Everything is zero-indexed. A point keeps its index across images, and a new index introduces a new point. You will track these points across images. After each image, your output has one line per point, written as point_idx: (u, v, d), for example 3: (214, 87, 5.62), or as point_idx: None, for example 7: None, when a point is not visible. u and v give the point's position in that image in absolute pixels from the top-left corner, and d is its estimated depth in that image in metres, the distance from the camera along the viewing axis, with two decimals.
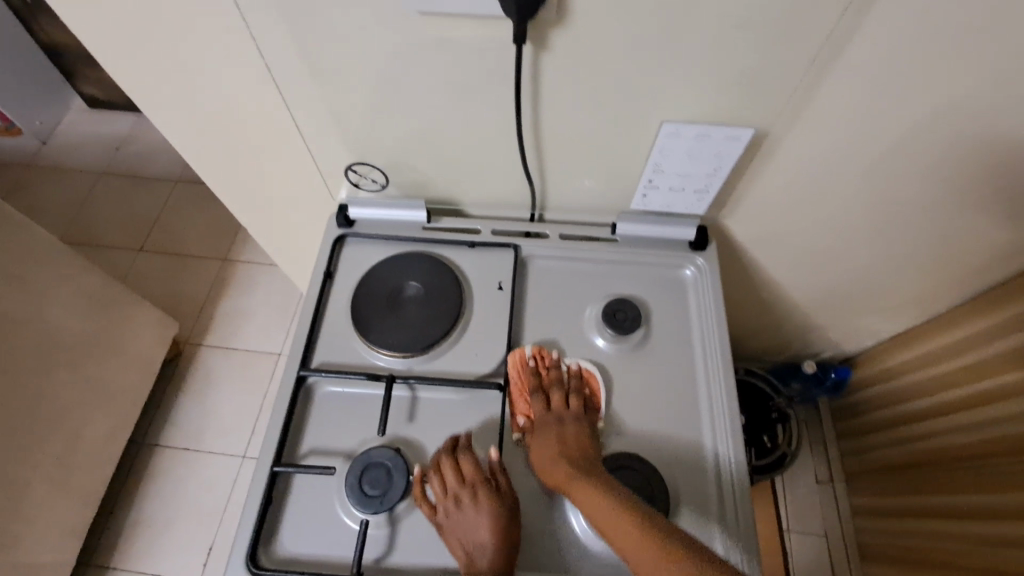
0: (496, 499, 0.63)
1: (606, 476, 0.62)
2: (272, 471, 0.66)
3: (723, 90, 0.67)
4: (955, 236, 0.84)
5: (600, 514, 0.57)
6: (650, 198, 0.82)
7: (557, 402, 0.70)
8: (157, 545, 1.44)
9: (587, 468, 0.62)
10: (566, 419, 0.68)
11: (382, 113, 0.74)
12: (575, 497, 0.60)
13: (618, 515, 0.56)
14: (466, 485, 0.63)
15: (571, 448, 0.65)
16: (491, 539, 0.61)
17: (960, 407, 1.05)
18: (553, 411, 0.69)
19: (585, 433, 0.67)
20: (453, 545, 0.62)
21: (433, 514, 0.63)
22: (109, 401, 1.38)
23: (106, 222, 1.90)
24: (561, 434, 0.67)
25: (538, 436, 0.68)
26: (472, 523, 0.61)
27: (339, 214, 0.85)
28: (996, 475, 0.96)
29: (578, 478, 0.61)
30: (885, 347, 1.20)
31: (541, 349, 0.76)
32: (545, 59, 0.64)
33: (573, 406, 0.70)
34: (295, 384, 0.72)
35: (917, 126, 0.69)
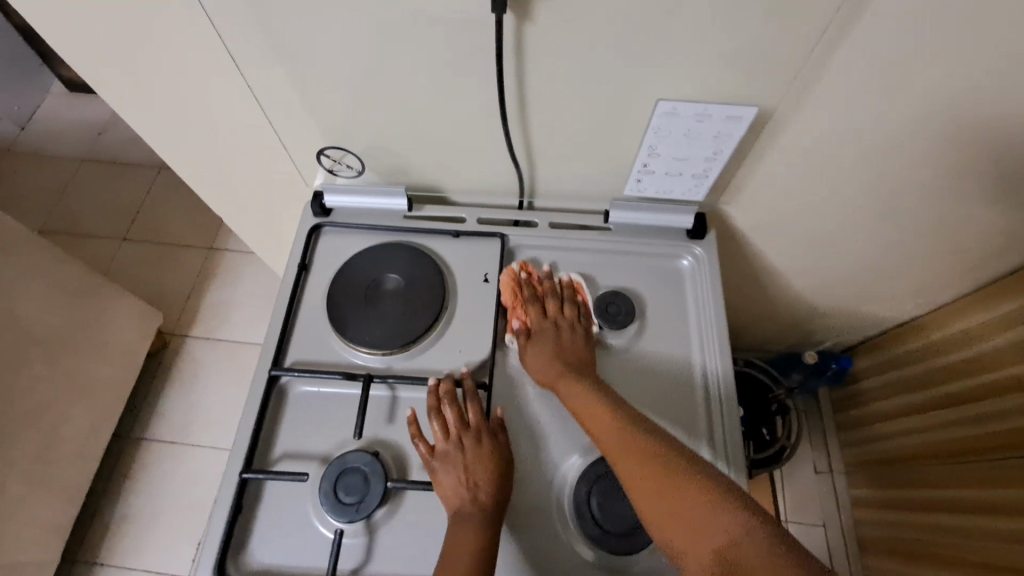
0: (496, 447, 0.63)
1: (595, 377, 0.65)
2: (242, 479, 0.63)
3: (723, 66, 0.62)
4: (965, 224, 0.79)
5: (589, 413, 0.61)
6: (644, 183, 0.77)
7: (553, 310, 0.71)
8: (143, 540, 1.42)
9: (576, 368, 0.65)
10: (562, 323, 0.70)
11: (354, 94, 0.68)
12: (562, 391, 0.64)
13: (597, 405, 0.61)
14: (470, 430, 0.63)
15: (567, 351, 0.67)
16: (487, 483, 0.60)
17: (959, 401, 1.01)
18: (548, 315, 0.71)
19: (578, 336, 0.69)
20: (448, 488, 0.60)
21: (429, 455, 0.62)
22: (88, 395, 1.34)
23: (87, 210, 1.85)
24: (557, 338, 0.68)
25: (533, 336, 0.69)
26: (470, 465, 0.61)
27: (315, 202, 0.80)
28: (1000, 470, 0.93)
29: (568, 375, 0.65)
30: (887, 336, 1.16)
31: (525, 264, 0.76)
32: (528, 31, 0.59)
33: (568, 313, 0.71)
34: (267, 384, 0.68)
35: (930, 107, 0.63)
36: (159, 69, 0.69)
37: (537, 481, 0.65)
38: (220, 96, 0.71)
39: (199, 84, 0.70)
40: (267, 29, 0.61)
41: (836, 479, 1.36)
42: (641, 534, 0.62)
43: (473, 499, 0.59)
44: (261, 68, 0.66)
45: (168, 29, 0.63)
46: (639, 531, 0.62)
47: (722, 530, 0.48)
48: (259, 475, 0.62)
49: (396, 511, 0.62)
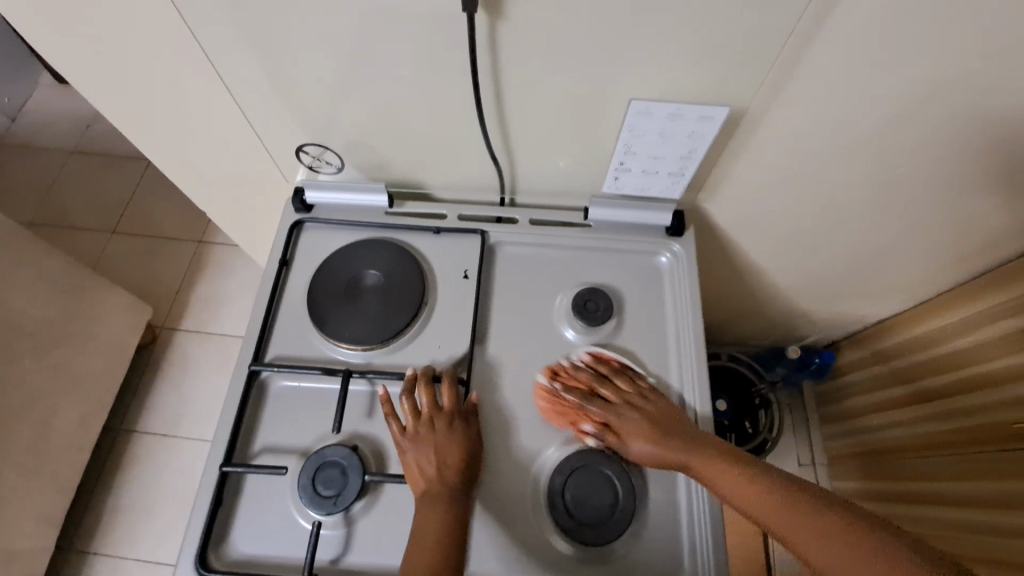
0: (467, 430, 0.64)
1: (717, 443, 0.62)
2: (221, 472, 0.64)
3: (695, 65, 0.63)
4: (942, 221, 0.80)
5: (744, 496, 0.57)
6: (622, 181, 0.78)
7: (614, 394, 0.68)
8: (135, 530, 1.43)
9: (690, 440, 0.62)
10: (631, 402, 0.67)
11: (332, 90, 0.69)
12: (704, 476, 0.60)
13: (746, 486, 0.57)
14: (441, 412, 0.64)
15: (656, 428, 0.64)
16: (456, 462, 0.62)
17: (940, 395, 1.03)
18: (614, 402, 0.67)
19: (660, 406, 0.66)
20: (414, 467, 0.61)
21: (400, 435, 0.64)
22: (79, 387, 1.35)
23: (77, 203, 1.84)
24: (637, 418, 0.65)
25: (617, 425, 0.65)
26: (439, 446, 0.62)
27: (295, 198, 0.80)
28: (980, 464, 0.95)
29: (692, 455, 0.61)
30: (868, 334, 1.18)
31: (549, 370, 0.71)
32: (502, 30, 0.59)
33: (629, 389, 0.68)
34: (247, 379, 0.69)
35: (901, 105, 0.64)
36: (136, 65, 0.69)
37: (513, 475, 0.66)
38: (198, 92, 0.71)
39: (177, 80, 0.70)
40: (243, 26, 0.62)
41: (817, 470, 1.38)
42: (612, 526, 0.63)
43: (438, 480, 0.60)
44: (238, 63, 0.66)
45: (146, 26, 0.64)
46: (610, 523, 0.63)
47: None
48: (239, 468, 0.63)
49: (374, 504, 0.64)
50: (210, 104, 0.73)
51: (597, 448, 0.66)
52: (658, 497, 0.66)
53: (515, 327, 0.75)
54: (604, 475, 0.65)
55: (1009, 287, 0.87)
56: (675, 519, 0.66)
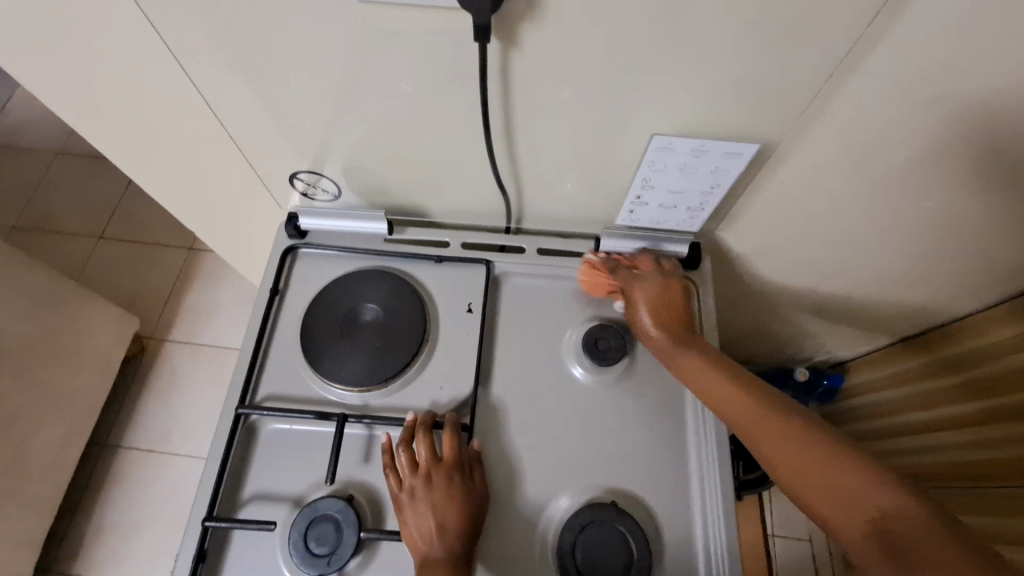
0: (468, 484, 0.60)
1: (710, 348, 0.66)
2: (204, 527, 0.59)
3: (721, 99, 0.58)
4: (971, 255, 0.76)
5: (710, 386, 0.62)
6: (637, 214, 0.74)
7: (646, 270, 0.72)
8: (120, 551, 1.38)
9: (683, 335, 0.67)
10: (658, 280, 0.71)
11: (331, 113, 0.64)
12: (676, 362, 0.66)
13: (722, 379, 0.62)
14: (441, 465, 0.60)
15: (665, 310, 0.69)
16: (457, 523, 0.57)
17: (961, 426, 0.97)
18: (643, 274, 0.71)
19: (678, 296, 0.70)
20: (412, 529, 0.57)
21: (397, 489, 0.59)
22: (62, 403, 1.30)
23: (62, 208, 1.78)
24: (659, 293, 0.69)
25: (632, 291, 0.70)
26: (438, 504, 0.58)
27: (289, 224, 0.76)
28: (995, 497, 0.91)
29: (680, 343, 0.66)
30: (891, 350, 1.08)
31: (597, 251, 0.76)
32: (515, 58, 0.55)
33: (664, 267, 0.72)
34: (234, 422, 0.64)
35: (939, 143, 0.60)
36: (116, 85, 0.64)
37: (519, 528, 0.62)
38: (185, 114, 0.67)
39: (162, 102, 0.65)
40: (234, 48, 0.57)
41: None
42: None
43: (439, 542, 0.56)
44: (229, 84, 0.62)
45: (124, 45, 0.59)
46: None
47: (873, 500, 0.48)
48: (224, 523, 0.58)
49: (370, 561, 0.59)
50: (198, 125, 0.68)
51: (609, 503, 0.62)
52: (672, 548, 0.63)
53: (522, 367, 0.71)
54: (618, 532, 0.61)
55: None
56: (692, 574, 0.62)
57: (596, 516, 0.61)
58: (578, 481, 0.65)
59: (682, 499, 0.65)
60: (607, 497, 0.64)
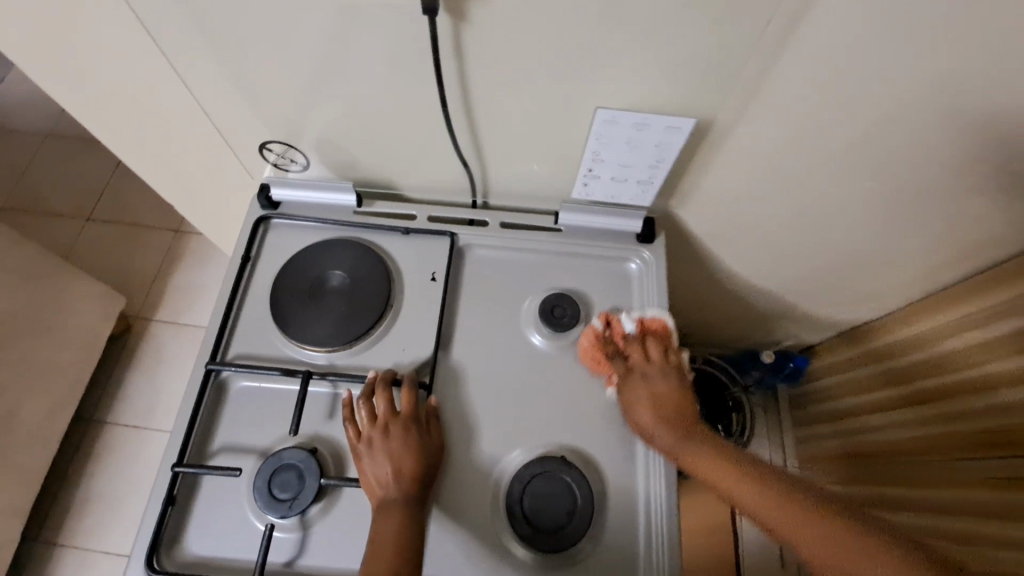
0: (424, 435, 0.64)
1: (715, 437, 0.66)
2: (174, 472, 0.62)
3: (662, 75, 0.62)
4: (910, 231, 0.79)
5: (719, 478, 0.62)
6: (591, 187, 0.77)
7: (639, 361, 0.71)
8: (104, 523, 1.42)
9: (687, 427, 0.66)
10: (653, 372, 0.70)
11: (296, 86, 0.67)
12: (683, 454, 0.65)
13: (726, 469, 0.62)
14: (398, 418, 0.64)
15: (662, 404, 0.67)
16: (412, 471, 0.61)
17: (924, 402, 0.97)
18: (638, 367, 0.70)
19: (674, 387, 0.69)
20: (370, 476, 0.61)
21: (356, 440, 0.63)
22: (47, 377, 1.33)
23: (50, 188, 1.80)
24: (649, 390, 0.68)
25: (624, 388, 0.69)
26: (394, 453, 0.62)
27: (261, 195, 0.79)
28: (960, 469, 0.89)
29: (688, 439, 0.65)
30: (868, 328, 1.07)
31: (609, 316, 0.74)
32: (466, 33, 0.59)
33: (654, 358, 0.71)
34: (205, 377, 0.68)
35: (867, 120, 0.64)
36: (93, 58, 0.67)
37: (472, 480, 0.67)
38: (158, 87, 0.70)
39: (136, 74, 0.68)
40: (200, 21, 0.60)
41: None
42: (567, 534, 0.63)
43: (395, 487, 0.60)
44: (196, 57, 0.65)
45: (97, 17, 0.61)
46: (566, 530, 0.64)
47: None
48: (192, 469, 0.62)
49: (331, 507, 0.63)
50: (171, 98, 0.71)
51: (557, 456, 0.67)
52: (616, 499, 0.67)
53: (482, 332, 0.75)
54: (563, 482, 0.65)
55: (1013, 286, 0.79)
56: (632, 523, 0.66)
57: (544, 471, 0.65)
58: (532, 437, 0.69)
59: (626, 456, 0.69)
60: (556, 452, 0.68)
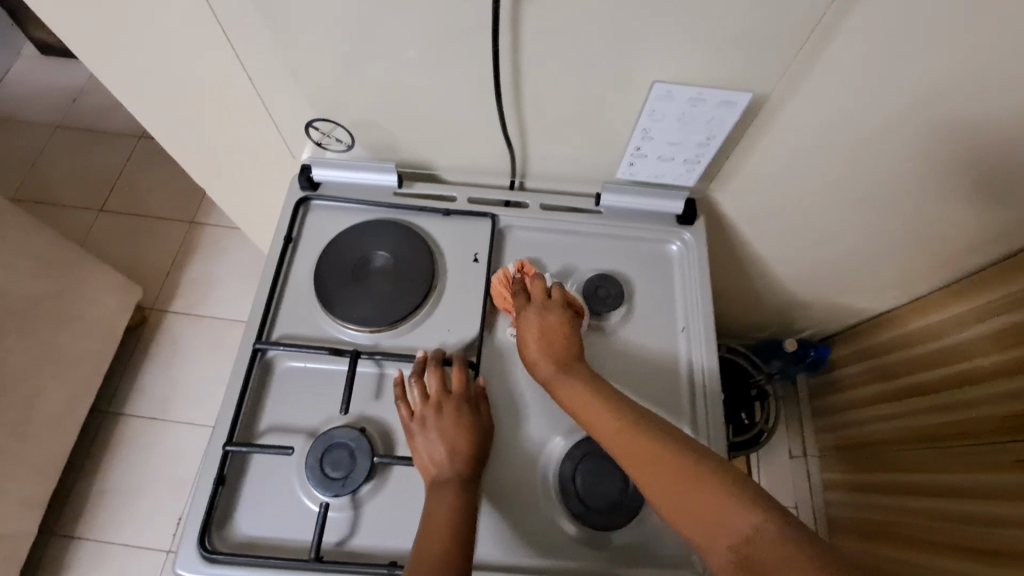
0: (474, 414, 0.64)
1: (592, 375, 0.63)
2: (224, 451, 0.62)
3: (717, 52, 0.62)
4: (946, 221, 0.78)
5: (586, 411, 0.59)
6: (637, 166, 0.77)
7: (538, 295, 0.68)
8: (122, 515, 1.41)
9: (568, 363, 0.63)
10: (547, 307, 0.67)
11: (344, 65, 0.66)
12: (556, 390, 0.62)
13: (591, 401, 0.60)
14: (450, 396, 0.64)
15: (550, 336, 0.65)
16: (465, 448, 0.61)
17: (934, 391, 0.98)
18: (534, 301, 0.68)
19: (567, 322, 0.66)
20: (423, 455, 0.61)
21: (409, 419, 0.63)
22: (67, 367, 1.32)
23: (63, 179, 1.78)
24: (539, 321, 0.66)
25: (519, 323, 0.67)
26: (445, 431, 0.61)
27: (302, 175, 0.79)
28: (969, 457, 0.91)
29: (564, 373, 0.63)
30: (880, 319, 1.09)
31: (525, 264, 0.74)
32: (525, 8, 0.58)
33: (554, 295, 0.69)
34: (251, 357, 0.67)
35: (918, 104, 0.64)
36: (140, 32, 0.66)
37: (520, 460, 0.66)
38: (203, 63, 0.69)
39: (183, 49, 0.67)
40: None
41: (810, 463, 1.35)
42: (619, 514, 0.63)
43: (448, 466, 0.60)
44: (246, 32, 0.64)
45: None
46: (619, 508, 0.64)
47: (728, 524, 0.47)
48: (243, 448, 0.62)
49: (382, 486, 0.63)
50: (217, 74, 0.70)
51: None
52: None
53: None
54: (614, 461, 0.65)
55: (1009, 283, 0.83)
56: None
57: (591, 454, 0.65)
58: None
59: None
60: None
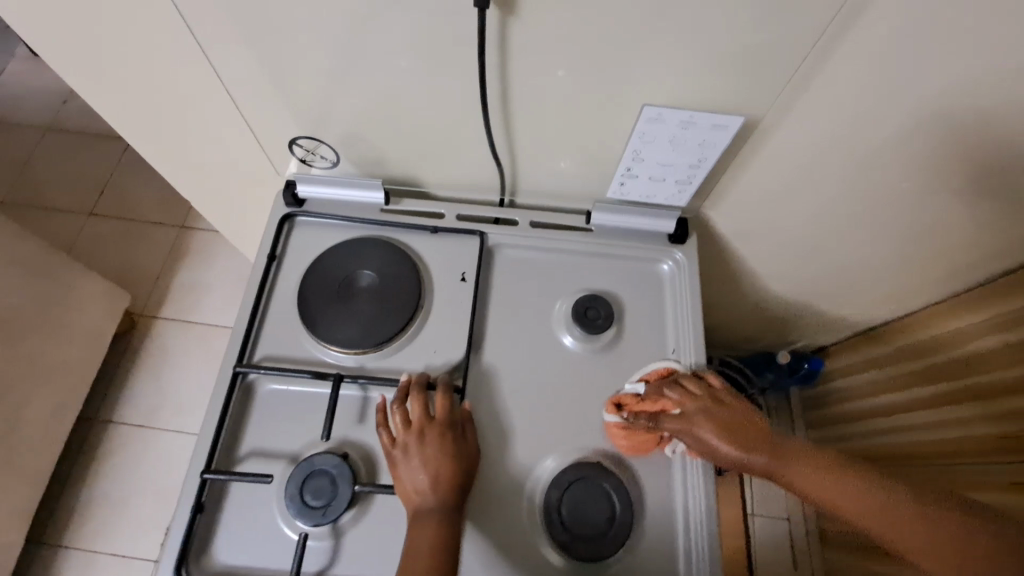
0: (459, 441, 0.62)
1: (806, 446, 0.60)
2: (202, 479, 0.60)
3: (709, 73, 0.61)
4: (942, 241, 0.77)
5: (824, 489, 0.57)
6: (627, 186, 0.76)
7: (686, 405, 0.63)
8: (108, 525, 1.39)
9: (774, 447, 0.59)
10: (703, 406, 0.63)
11: (329, 81, 0.65)
12: (781, 477, 0.59)
13: (829, 480, 0.57)
14: (434, 422, 0.62)
15: (736, 435, 0.60)
16: (448, 477, 0.60)
17: (930, 407, 0.97)
18: (690, 409, 0.63)
19: (741, 408, 0.62)
20: (405, 483, 0.60)
21: (391, 446, 0.62)
22: (55, 375, 1.30)
23: (52, 181, 1.76)
24: (717, 426, 0.61)
25: (697, 433, 0.62)
26: (428, 459, 0.60)
27: (287, 192, 0.77)
28: (967, 475, 0.90)
29: (780, 459, 0.59)
30: (874, 333, 1.07)
31: (618, 395, 0.67)
32: (512, 26, 0.57)
33: (696, 394, 0.64)
34: (232, 380, 0.66)
35: (913, 128, 0.63)
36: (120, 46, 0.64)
37: (505, 487, 0.65)
38: (186, 77, 0.67)
39: (165, 63, 0.66)
40: (236, 12, 0.58)
41: None
42: (607, 543, 0.62)
43: (430, 495, 0.59)
44: (229, 49, 0.62)
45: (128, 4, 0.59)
46: (606, 537, 0.62)
47: None
48: (221, 476, 0.60)
49: (364, 514, 0.62)
50: (199, 89, 0.69)
51: (594, 462, 0.65)
52: (655, 503, 0.66)
53: (512, 335, 0.73)
54: (602, 490, 0.64)
55: (1003, 301, 0.82)
56: (671, 533, 0.65)
57: (580, 482, 0.64)
58: (565, 444, 0.67)
59: (663, 461, 0.67)
60: (593, 458, 0.66)
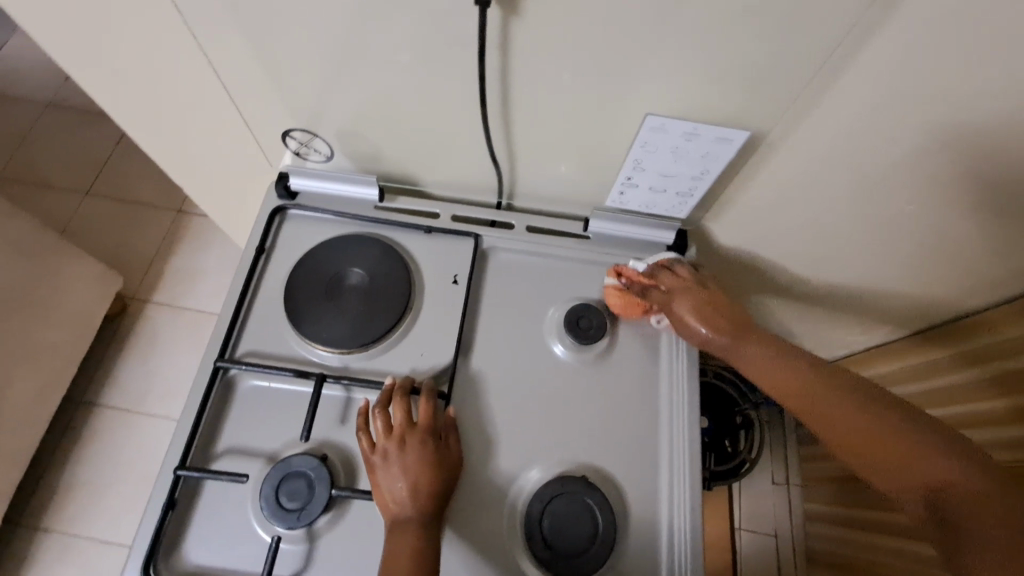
0: (440, 448, 0.61)
1: (767, 334, 0.66)
2: (175, 475, 0.59)
3: (715, 85, 0.59)
4: (945, 266, 0.75)
5: (762, 367, 0.63)
6: (627, 196, 0.74)
7: (674, 284, 0.70)
8: (88, 510, 1.38)
9: (737, 328, 0.66)
10: (689, 285, 0.69)
11: (324, 74, 0.63)
12: (739, 353, 0.65)
13: (774, 358, 0.63)
14: (415, 429, 0.61)
15: (706, 312, 0.67)
16: (427, 486, 0.58)
17: None
18: (675, 287, 0.70)
19: (720, 294, 0.69)
20: (384, 490, 0.58)
21: (370, 451, 0.60)
22: (41, 355, 1.29)
23: (50, 158, 1.74)
24: (693, 302, 0.68)
25: (676, 306, 0.69)
26: (408, 467, 0.59)
27: (279, 184, 0.76)
28: None
29: (738, 338, 0.65)
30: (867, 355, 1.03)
31: (619, 267, 0.74)
32: (514, 27, 0.55)
33: (683, 277, 0.71)
34: (212, 375, 0.64)
35: (921, 151, 0.61)
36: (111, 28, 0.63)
37: (485, 498, 0.63)
38: (178, 63, 0.65)
39: (156, 47, 0.64)
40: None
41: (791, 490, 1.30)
42: (587, 560, 0.61)
43: (408, 504, 0.57)
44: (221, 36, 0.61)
45: None
46: (587, 554, 0.61)
47: (927, 469, 0.51)
48: (195, 473, 0.59)
49: (340, 519, 0.60)
50: (192, 75, 0.67)
51: (579, 477, 0.64)
52: (638, 522, 0.64)
53: (502, 341, 0.71)
54: (584, 505, 0.62)
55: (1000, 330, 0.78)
56: (654, 553, 0.63)
57: (563, 497, 0.62)
58: (551, 456, 0.66)
59: (648, 479, 0.66)
60: (578, 472, 0.65)
